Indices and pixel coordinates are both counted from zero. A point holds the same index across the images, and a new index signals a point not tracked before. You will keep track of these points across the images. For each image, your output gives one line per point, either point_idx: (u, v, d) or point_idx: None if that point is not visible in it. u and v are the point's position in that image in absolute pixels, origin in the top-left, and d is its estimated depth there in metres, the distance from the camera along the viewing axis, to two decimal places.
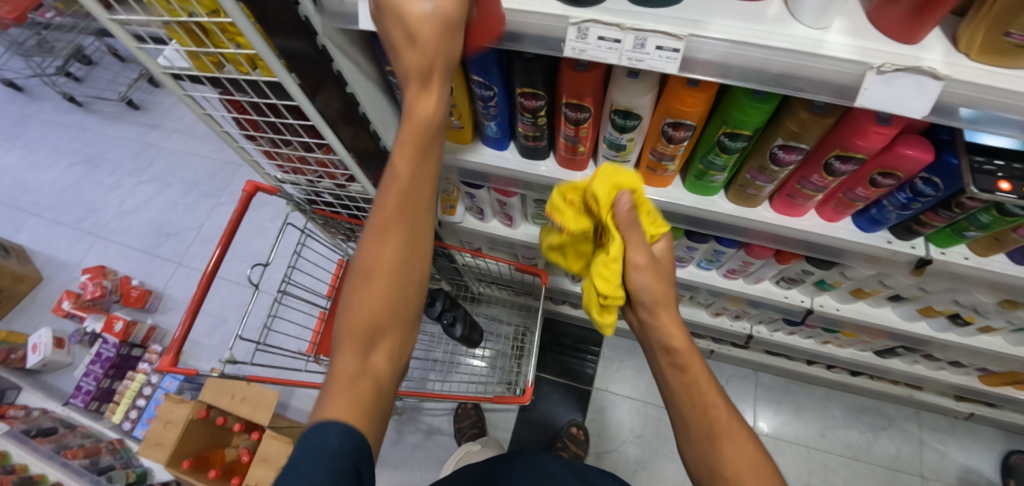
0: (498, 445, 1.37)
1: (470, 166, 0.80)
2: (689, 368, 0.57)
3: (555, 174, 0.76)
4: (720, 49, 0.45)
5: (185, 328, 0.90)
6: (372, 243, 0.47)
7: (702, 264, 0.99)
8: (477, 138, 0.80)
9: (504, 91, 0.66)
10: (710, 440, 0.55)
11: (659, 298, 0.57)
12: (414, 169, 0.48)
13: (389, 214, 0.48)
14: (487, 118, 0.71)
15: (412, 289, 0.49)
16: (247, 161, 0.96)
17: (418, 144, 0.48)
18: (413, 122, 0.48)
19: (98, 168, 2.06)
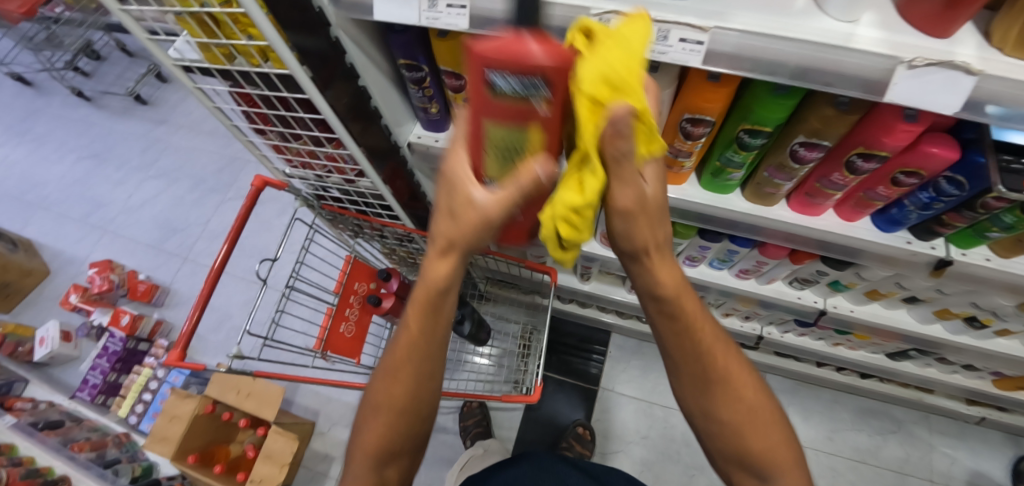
0: (503, 449, 1.36)
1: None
2: (689, 315, 0.58)
3: None
4: (746, 42, 0.43)
5: (192, 323, 0.90)
6: (386, 382, 0.62)
7: (714, 263, 0.97)
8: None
9: None
10: (713, 386, 0.59)
11: (645, 241, 0.51)
12: (424, 327, 0.58)
13: (402, 358, 0.60)
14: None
15: (418, 416, 0.63)
16: (256, 155, 0.96)
17: (427, 307, 0.57)
18: (424, 288, 0.56)
19: (105, 163, 2.07)
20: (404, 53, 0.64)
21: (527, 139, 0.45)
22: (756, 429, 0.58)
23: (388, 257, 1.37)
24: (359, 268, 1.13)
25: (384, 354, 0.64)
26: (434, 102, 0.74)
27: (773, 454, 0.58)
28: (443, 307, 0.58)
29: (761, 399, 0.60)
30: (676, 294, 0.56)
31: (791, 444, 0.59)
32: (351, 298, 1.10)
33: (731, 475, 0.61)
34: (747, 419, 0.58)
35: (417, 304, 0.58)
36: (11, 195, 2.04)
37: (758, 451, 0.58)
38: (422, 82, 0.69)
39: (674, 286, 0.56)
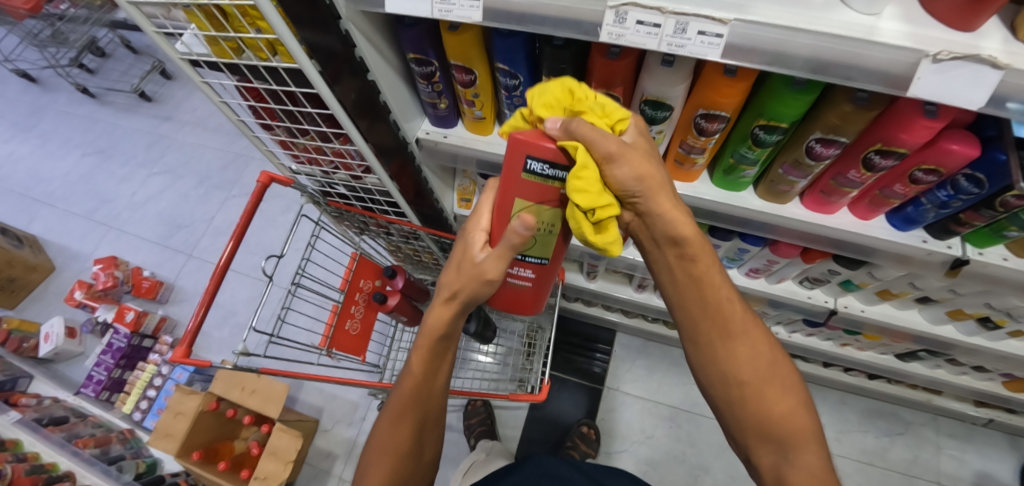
0: (505, 453, 1.35)
1: (490, 159, 0.79)
2: (705, 270, 0.57)
3: None
4: (766, 35, 0.42)
5: (199, 319, 0.90)
6: (388, 427, 0.66)
7: (724, 262, 0.97)
8: (498, 130, 0.79)
9: (529, 81, 0.64)
10: (729, 345, 0.58)
11: (660, 186, 0.51)
12: (424, 367, 0.66)
13: (403, 400, 0.66)
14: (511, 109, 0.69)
15: (416, 460, 0.67)
16: (263, 150, 0.96)
17: (427, 351, 0.65)
18: (425, 334, 0.64)
19: (110, 159, 2.07)
20: (413, 48, 0.63)
21: (547, 211, 0.56)
22: (773, 393, 0.57)
23: (393, 253, 1.36)
24: (365, 265, 1.12)
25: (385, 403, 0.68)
26: (442, 97, 0.73)
27: (791, 421, 0.56)
28: (442, 351, 0.66)
29: (778, 362, 0.58)
30: (697, 243, 0.55)
31: (808, 413, 0.57)
32: (356, 295, 1.10)
33: (748, 445, 0.59)
34: (763, 382, 0.57)
35: (418, 350, 0.65)
36: (17, 191, 2.04)
37: (777, 417, 0.56)
38: (431, 77, 0.68)
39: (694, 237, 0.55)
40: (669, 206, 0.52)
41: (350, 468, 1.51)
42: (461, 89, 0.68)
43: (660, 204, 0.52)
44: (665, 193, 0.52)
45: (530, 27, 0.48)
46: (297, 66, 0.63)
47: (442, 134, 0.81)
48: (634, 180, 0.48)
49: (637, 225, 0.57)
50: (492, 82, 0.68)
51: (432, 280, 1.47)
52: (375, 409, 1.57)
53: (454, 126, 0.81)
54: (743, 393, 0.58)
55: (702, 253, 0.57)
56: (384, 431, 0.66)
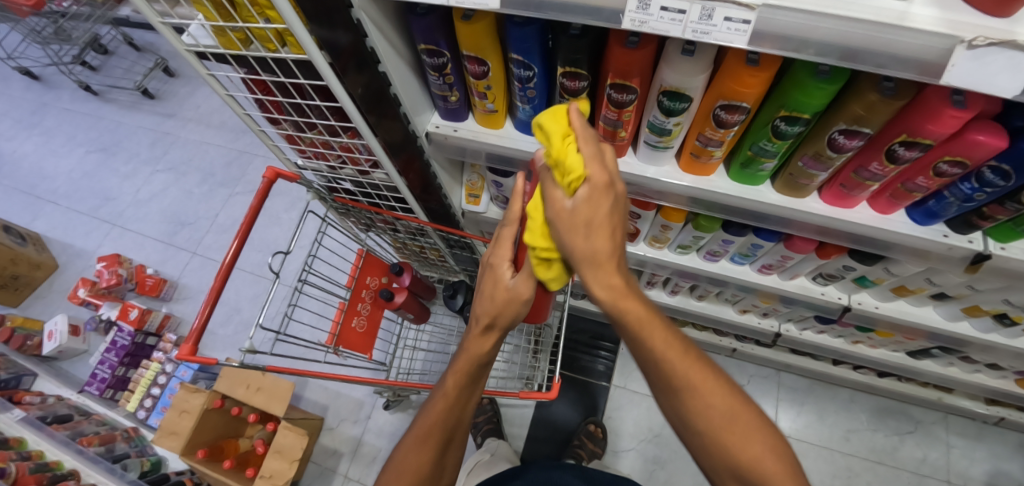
0: (510, 455, 1.34)
1: (501, 152, 0.77)
2: (642, 327, 0.55)
3: None
4: (795, 22, 0.41)
5: (205, 315, 0.88)
6: (415, 447, 0.68)
7: (736, 258, 0.95)
8: (509, 124, 0.78)
9: (544, 72, 0.62)
10: (688, 397, 0.55)
11: (598, 260, 0.50)
12: (463, 393, 0.69)
13: (431, 424, 0.69)
14: (525, 102, 0.68)
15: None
16: (268, 145, 0.95)
17: (468, 379, 0.68)
18: (465, 361, 0.68)
19: (113, 156, 2.06)
20: (425, 38, 0.62)
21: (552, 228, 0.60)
22: (736, 441, 0.53)
23: (399, 250, 1.35)
24: (371, 263, 1.11)
25: (410, 426, 0.71)
26: (454, 90, 0.71)
27: (761, 467, 0.52)
28: (480, 378, 0.69)
29: (747, 405, 0.55)
30: (624, 302, 0.53)
31: (784, 457, 0.53)
32: (363, 292, 1.09)
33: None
34: (728, 432, 0.53)
35: (456, 369, 0.69)
36: (20, 189, 2.03)
37: (747, 465, 0.52)
38: (442, 69, 0.67)
39: (628, 304, 0.53)
40: (609, 275, 0.51)
41: (355, 466, 1.50)
42: (473, 81, 0.66)
43: (599, 276, 0.51)
44: (613, 272, 0.51)
45: (550, 13, 0.47)
46: (307, 57, 0.63)
47: (452, 128, 0.79)
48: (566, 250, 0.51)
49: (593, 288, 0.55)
50: (504, 74, 0.66)
51: (437, 276, 1.46)
52: (380, 408, 1.56)
53: (465, 120, 0.79)
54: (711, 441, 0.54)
55: (632, 313, 0.54)
56: (405, 451, 0.68)
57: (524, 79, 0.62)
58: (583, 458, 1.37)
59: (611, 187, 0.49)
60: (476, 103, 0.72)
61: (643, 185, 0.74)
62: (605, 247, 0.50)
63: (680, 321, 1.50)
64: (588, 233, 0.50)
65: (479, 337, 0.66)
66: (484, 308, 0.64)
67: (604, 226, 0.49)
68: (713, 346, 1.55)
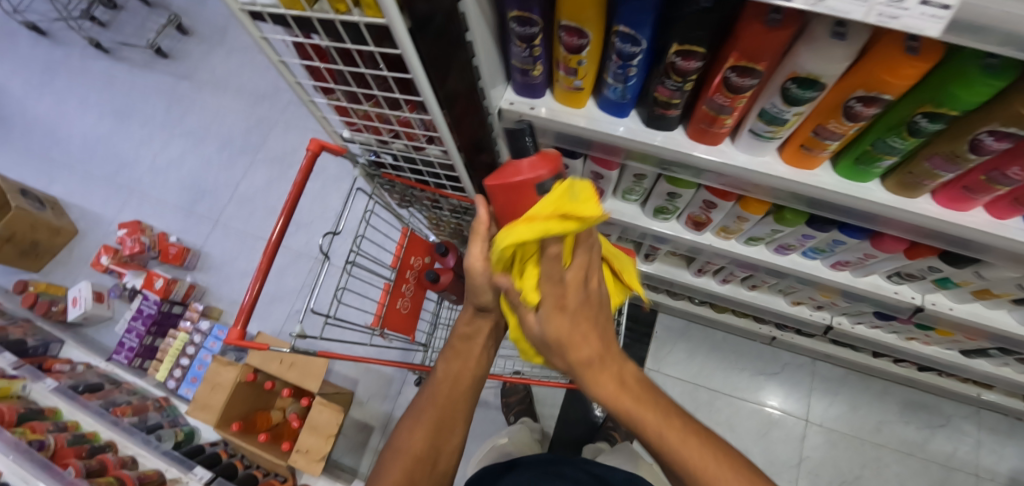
0: (529, 441, 1.28)
1: (580, 133, 0.72)
2: (636, 408, 0.57)
3: (681, 147, 0.66)
4: (1013, 11, 0.35)
5: (254, 295, 0.84)
6: (413, 425, 0.72)
7: (808, 252, 0.90)
8: (592, 102, 0.71)
9: (651, 48, 0.55)
10: (691, 476, 0.55)
11: (587, 367, 0.57)
12: (452, 369, 0.75)
13: (428, 405, 0.74)
14: (620, 82, 0.61)
15: (431, 468, 0.70)
16: (316, 116, 0.90)
17: (458, 357, 0.75)
18: (456, 338, 0.75)
19: (128, 120, 1.98)
20: (518, 3, 0.54)
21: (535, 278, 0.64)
22: None
23: (438, 227, 1.31)
24: (414, 242, 1.09)
25: (409, 411, 0.75)
26: (538, 63, 0.63)
27: None
28: (470, 353, 0.76)
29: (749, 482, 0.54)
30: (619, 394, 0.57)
31: None
32: (407, 273, 1.06)
33: None
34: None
35: (448, 357, 0.76)
36: (34, 151, 1.97)
37: None
38: (531, 40, 0.59)
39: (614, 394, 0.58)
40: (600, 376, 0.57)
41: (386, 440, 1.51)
42: (566, 54, 0.59)
43: (593, 377, 0.57)
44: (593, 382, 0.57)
45: None
46: (384, 22, 0.56)
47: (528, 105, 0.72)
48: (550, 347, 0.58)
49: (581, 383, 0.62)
50: (602, 46, 0.59)
51: None
52: (410, 383, 1.56)
53: (542, 96, 0.72)
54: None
55: (622, 398, 0.57)
56: (405, 433, 0.72)
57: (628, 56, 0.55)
58: (616, 439, 1.38)
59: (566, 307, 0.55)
60: (561, 80, 0.65)
61: (740, 177, 0.67)
62: (586, 349, 0.56)
63: (720, 308, 1.47)
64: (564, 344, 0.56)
65: (466, 319, 0.74)
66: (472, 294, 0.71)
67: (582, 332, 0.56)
68: (751, 333, 1.52)
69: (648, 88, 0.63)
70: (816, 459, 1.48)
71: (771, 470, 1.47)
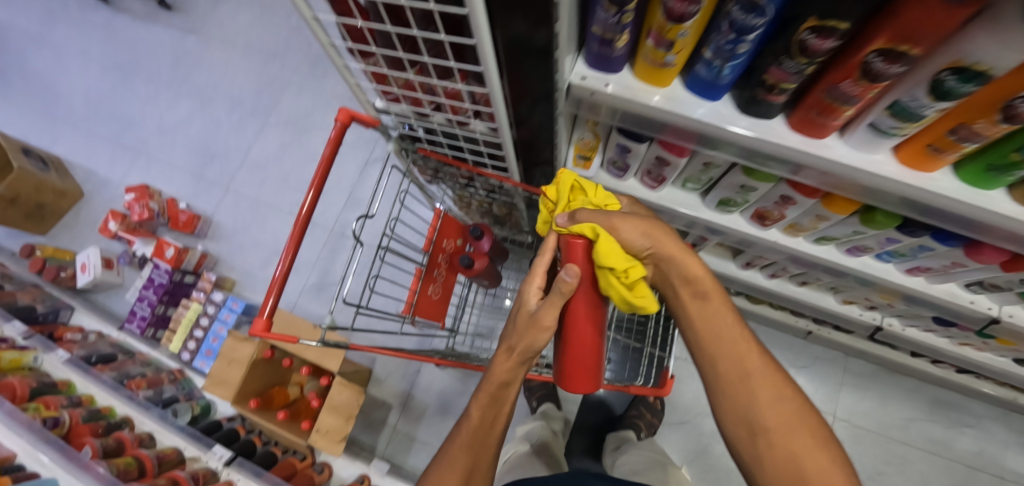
0: (553, 445, 1.13)
1: (662, 117, 0.62)
2: (715, 299, 0.67)
3: (783, 140, 0.57)
4: None
5: (288, 266, 0.76)
6: (443, 469, 0.66)
7: (883, 255, 0.82)
8: (677, 81, 0.61)
9: (776, 21, 0.45)
10: (742, 372, 0.63)
11: (680, 251, 0.67)
12: (488, 416, 0.68)
13: (460, 448, 0.67)
14: (724, 60, 0.51)
15: None
16: (349, 83, 0.81)
17: (491, 403, 0.68)
18: (491, 383, 0.68)
19: (132, 77, 1.86)
20: None
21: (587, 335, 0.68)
22: (776, 399, 0.61)
23: (466, 205, 1.21)
24: (448, 223, 1.02)
25: (436, 458, 0.68)
26: (625, 33, 0.53)
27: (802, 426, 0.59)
28: (505, 400, 0.69)
29: (802, 410, 0.60)
30: (705, 280, 0.67)
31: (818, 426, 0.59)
32: (439, 257, 1.00)
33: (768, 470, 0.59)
34: (772, 407, 0.60)
35: (480, 401, 0.69)
36: (35, 107, 1.86)
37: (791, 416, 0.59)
38: (624, 4, 0.48)
39: (702, 275, 0.67)
40: (688, 256, 0.67)
41: (404, 419, 1.49)
42: (665, 22, 0.48)
43: (686, 259, 0.67)
44: (666, 236, 0.67)
45: None
46: None
47: (604, 82, 0.62)
48: (641, 236, 0.66)
49: (656, 275, 0.71)
50: (711, 15, 0.49)
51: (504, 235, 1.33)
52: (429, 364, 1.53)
53: (619, 71, 0.62)
54: (767, 443, 0.59)
55: (708, 284, 0.67)
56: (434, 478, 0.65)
57: (745, 30, 0.45)
58: (641, 428, 1.35)
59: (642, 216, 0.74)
60: (649, 52, 0.55)
61: (843, 179, 0.59)
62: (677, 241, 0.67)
63: (755, 299, 1.41)
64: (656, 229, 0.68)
65: (506, 364, 0.68)
66: (515, 339, 0.66)
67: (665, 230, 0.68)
68: (784, 325, 1.47)
69: (754, 66, 0.53)
70: None
71: None
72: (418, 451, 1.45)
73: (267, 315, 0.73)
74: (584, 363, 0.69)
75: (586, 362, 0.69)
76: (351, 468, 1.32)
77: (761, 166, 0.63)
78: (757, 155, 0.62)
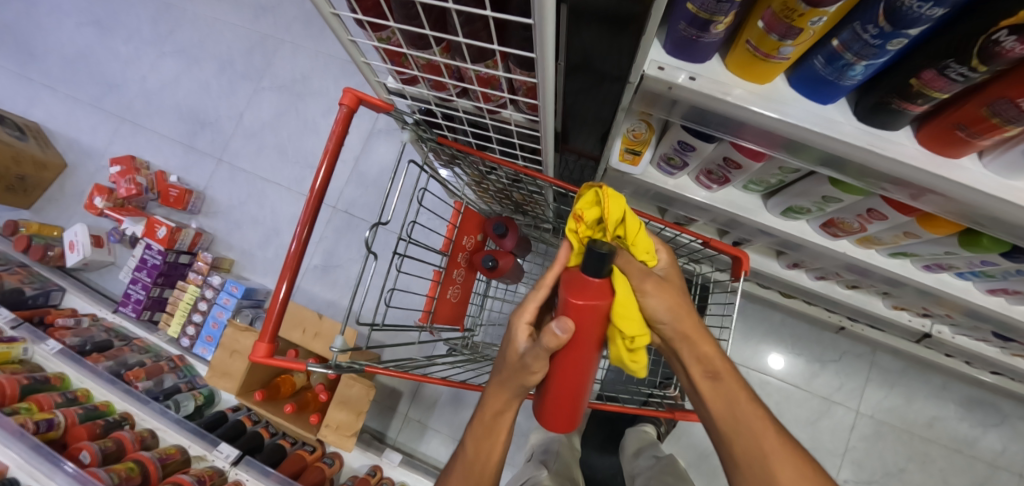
0: (573, 473, 0.98)
1: (753, 121, 0.50)
2: (726, 380, 0.57)
3: (911, 159, 0.46)
4: None
5: (302, 241, 0.65)
6: None
7: (965, 274, 0.72)
8: (781, 78, 0.49)
9: (953, 11, 0.34)
10: (758, 458, 0.54)
11: (689, 333, 0.57)
12: (483, 448, 0.62)
13: (457, 475, 0.64)
14: (861, 56, 0.39)
15: None
16: (359, 62, 0.68)
17: (487, 437, 0.62)
18: (484, 413, 0.61)
19: (110, 32, 1.69)
20: None
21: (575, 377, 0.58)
22: None
23: (485, 194, 1.09)
24: (470, 219, 0.92)
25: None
26: (731, 13, 0.42)
27: None
28: (497, 430, 0.62)
29: None
30: (716, 360, 0.58)
31: None
32: (459, 256, 0.91)
33: None
34: None
35: (474, 431, 0.63)
36: (7, 67, 1.70)
37: None
38: None
39: (713, 352, 0.58)
40: (698, 337, 0.58)
41: (415, 407, 1.45)
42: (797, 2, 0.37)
43: (699, 348, 0.58)
44: (686, 311, 0.57)
45: None
46: None
47: (687, 74, 0.50)
48: (664, 312, 0.55)
49: (666, 349, 0.61)
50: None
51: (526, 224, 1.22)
52: None
53: (706, 61, 0.50)
54: None
55: (717, 363, 0.58)
56: None
57: (910, 18, 0.34)
58: (661, 424, 1.31)
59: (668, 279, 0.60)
60: (757, 38, 0.43)
61: (977, 208, 0.47)
62: (690, 325, 0.57)
63: (787, 293, 1.32)
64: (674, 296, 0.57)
65: (499, 397, 0.59)
66: (504, 375, 0.58)
67: (679, 303, 0.57)
68: (816, 319, 1.39)
69: (894, 65, 0.41)
70: (861, 450, 1.43)
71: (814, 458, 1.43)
72: (430, 440, 1.41)
73: (278, 310, 0.65)
74: (569, 408, 0.59)
75: (570, 404, 0.59)
76: (362, 459, 1.28)
77: (872, 186, 0.52)
78: (871, 176, 0.50)
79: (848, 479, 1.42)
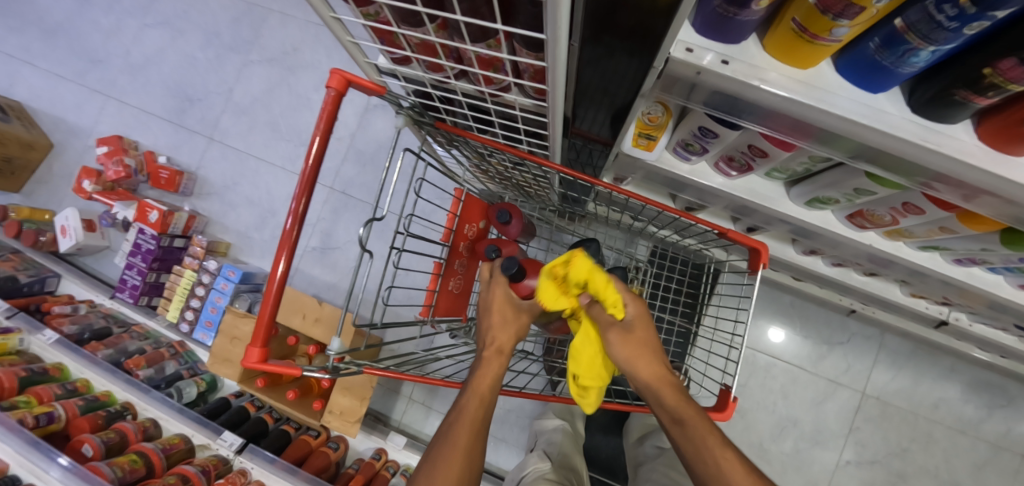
0: (576, 466, 0.95)
1: (792, 111, 0.44)
2: (698, 424, 0.55)
3: (968, 156, 0.41)
4: None
5: (299, 216, 0.61)
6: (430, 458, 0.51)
7: (997, 269, 0.68)
8: (827, 65, 0.44)
9: None
10: None
11: (656, 381, 0.59)
12: (488, 389, 0.57)
13: (462, 429, 0.53)
14: (928, 41, 0.34)
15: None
16: (344, 42, 0.61)
17: (486, 405, 0.56)
18: (485, 375, 0.59)
19: (88, 2, 1.59)
20: None
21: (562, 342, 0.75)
22: None
23: (489, 180, 1.04)
24: (472, 206, 0.88)
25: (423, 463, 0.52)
26: None
27: None
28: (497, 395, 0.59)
29: None
30: (686, 408, 0.56)
31: None
32: (460, 245, 0.86)
33: None
34: None
35: (478, 383, 0.58)
36: None
37: None
38: None
39: (680, 399, 0.57)
40: (665, 383, 0.59)
41: (419, 390, 1.44)
42: None
43: (664, 395, 0.58)
44: (649, 361, 0.61)
45: None
46: None
47: (718, 57, 0.44)
48: (624, 361, 0.61)
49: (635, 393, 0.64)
50: None
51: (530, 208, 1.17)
52: None
53: (741, 42, 0.44)
54: None
55: (685, 408, 0.56)
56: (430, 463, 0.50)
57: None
58: None
59: (638, 329, 0.63)
60: (804, 15, 0.38)
61: None
62: (652, 373, 0.60)
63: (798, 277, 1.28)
64: (644, 347, 0.62)
65: (497, 339, 0.63)
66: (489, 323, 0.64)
67: (644, 350, 0.61)
68: (827, 302, 1.35)
69: (964, 51, 0.36)
70: (866, 431, 1.43)
71: (817, 438, 1.44)
72: (434, 422, 1.41)
73: (275, 294, 0.61)
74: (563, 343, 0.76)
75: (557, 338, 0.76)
76: (367, 443, 1.29)
77: (918, 182, 0.47)
78: (917, 174, 0.46)
79: (851, 459, 1.43)
